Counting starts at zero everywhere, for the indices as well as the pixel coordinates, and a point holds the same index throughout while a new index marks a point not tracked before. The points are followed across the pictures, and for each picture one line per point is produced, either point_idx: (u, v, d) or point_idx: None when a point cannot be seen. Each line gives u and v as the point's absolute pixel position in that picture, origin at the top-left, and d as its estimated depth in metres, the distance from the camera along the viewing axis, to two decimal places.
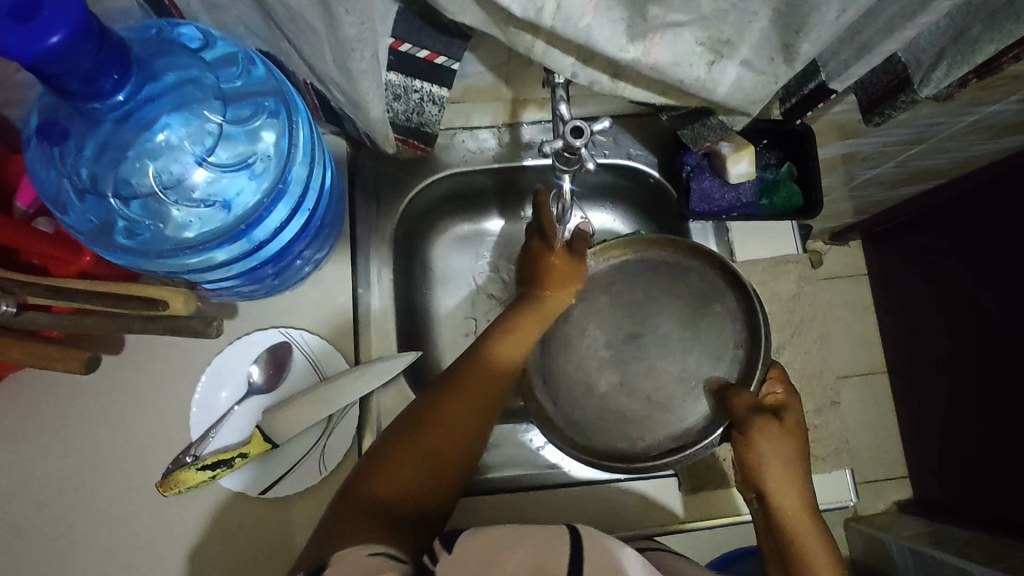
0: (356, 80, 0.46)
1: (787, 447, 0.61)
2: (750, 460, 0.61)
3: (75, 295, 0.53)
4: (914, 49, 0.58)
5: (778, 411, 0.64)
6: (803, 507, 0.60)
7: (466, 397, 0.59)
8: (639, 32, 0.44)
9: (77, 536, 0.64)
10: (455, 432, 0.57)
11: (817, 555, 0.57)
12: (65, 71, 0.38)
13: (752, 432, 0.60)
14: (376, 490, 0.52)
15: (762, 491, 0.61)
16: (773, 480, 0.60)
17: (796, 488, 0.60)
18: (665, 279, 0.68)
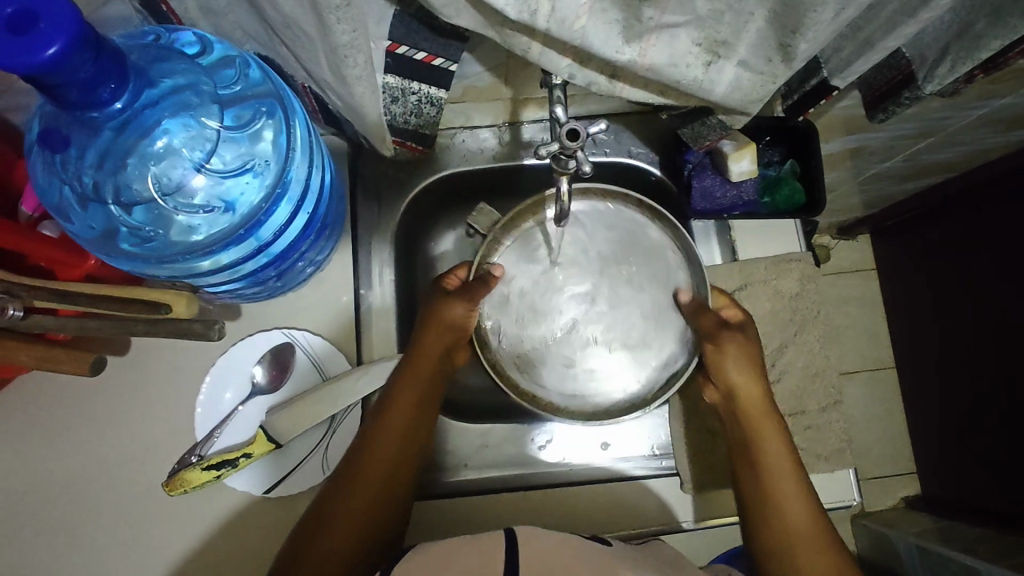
0: (351, 85, 0.46)
1: (749, 352, 0.64)
2: (719, 360, 0.64)
3: (78, 299, 0.54)
4: (918, 44, 0.57)
5: (739, 323, 0.67)
6: (764, 403, 0.64)
7: (399, 421, 0.62)
8: (635, 34, 0.44)
9: (87, 533, 0.65)
10: (390, 459, 0.60)
11: (774, 449, 0.62)
12: (64, 80, 0.38)
13: (721, 337, 0.64)
14: (326, 542, 0.57)
15: (731, 389, 0.64)
16: (740, 377, 0.63)
17: (759, 388, 0.64)
18: (613, 236, 0.70)
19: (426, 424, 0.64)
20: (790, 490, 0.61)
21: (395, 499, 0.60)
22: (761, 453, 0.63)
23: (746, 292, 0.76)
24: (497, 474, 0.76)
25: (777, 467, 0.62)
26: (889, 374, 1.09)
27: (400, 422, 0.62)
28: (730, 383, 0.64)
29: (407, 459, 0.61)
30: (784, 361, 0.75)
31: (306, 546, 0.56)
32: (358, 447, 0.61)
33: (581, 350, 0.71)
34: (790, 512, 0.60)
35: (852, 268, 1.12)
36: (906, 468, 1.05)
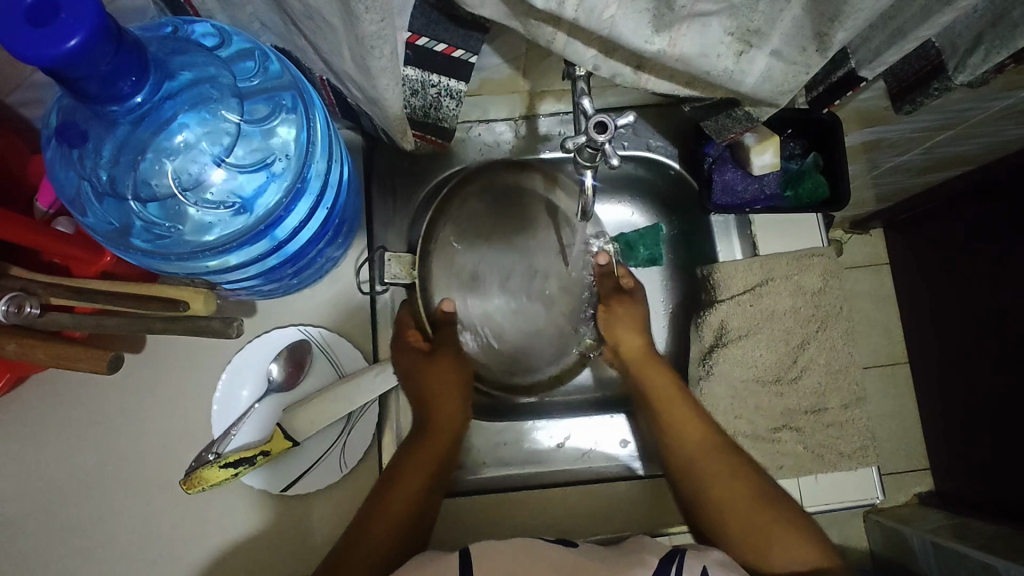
0: (375, 77, 0.44)
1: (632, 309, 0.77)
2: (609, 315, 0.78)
3: (94, 296, 0.54)
4: (950, 33, 0.56)
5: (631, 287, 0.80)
6: (645, 352, 0.75)
7: (442, 427, 0.67)
8: (666, 23, 0.42)
9: (103, 530, 0.65)
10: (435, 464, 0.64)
11: (659, 382, 0.71)
12: (85, 73, 0.37)
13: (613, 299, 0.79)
14: (378, 535, 0.57)
15: (619, 344, 0.77)
16: (622, 329, 0.77)
17: (641, 339, 0.76)
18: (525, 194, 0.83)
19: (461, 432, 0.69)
20: (679, 411, 0.68)
21: (436, 496, 0.63)
22: (648, 387, 0.72)
23: (767, 287, 0.74)
24: (516, 471, 0.75)
25: (662, 397, 0.70)
26: (904, 370, 1.08)
27: (438, 433, 0.66)
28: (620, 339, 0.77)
29: (446, 465, 0.65)
30: (805, 358, 0.74)
31: (359, 543, 0.57)
32: (406, 452, 0.64)
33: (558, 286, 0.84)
34: (681, 429, 0.67)
35: (865, 263, 1.11)
36: (920, 464, 1.05)
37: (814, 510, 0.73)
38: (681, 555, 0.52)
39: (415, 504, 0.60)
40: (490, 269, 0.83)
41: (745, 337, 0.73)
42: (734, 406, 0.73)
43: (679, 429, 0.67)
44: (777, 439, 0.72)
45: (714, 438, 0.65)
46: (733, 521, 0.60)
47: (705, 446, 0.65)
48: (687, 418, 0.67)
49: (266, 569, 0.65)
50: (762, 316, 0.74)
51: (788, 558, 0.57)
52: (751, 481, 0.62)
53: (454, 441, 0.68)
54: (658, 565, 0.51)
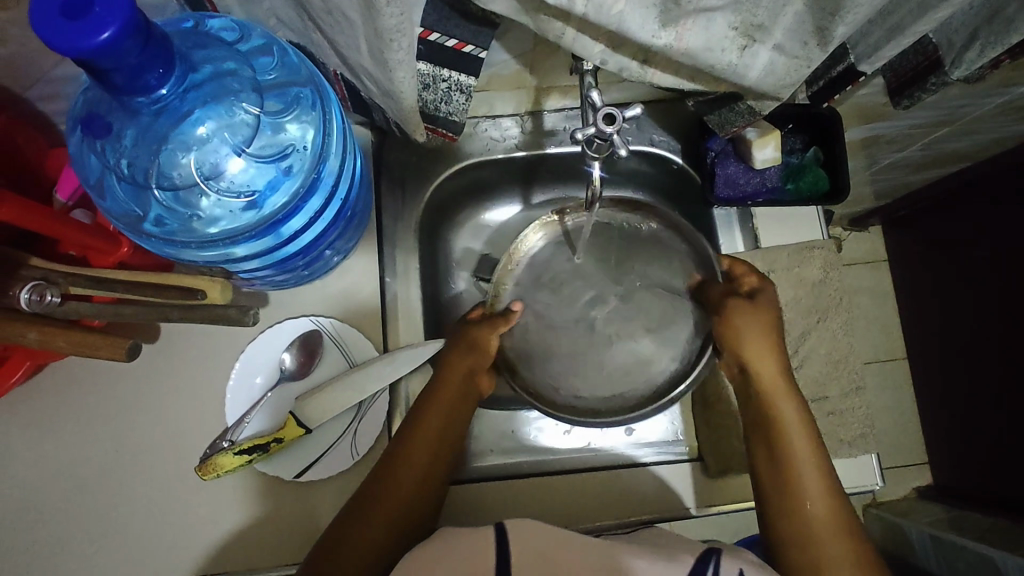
0: (391, 70, 0.46)
1: (764, 323, 0.63)
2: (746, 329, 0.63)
3: (114, 286, 0.56)
4: (946, 29, 0.57)
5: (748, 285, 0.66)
6: (783, 379, 0.63)
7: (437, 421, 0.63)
8: (672, 18, 0.44)
9: (118, 517, 0.66)
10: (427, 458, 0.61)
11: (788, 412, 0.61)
12: (113, 65, 0.39)
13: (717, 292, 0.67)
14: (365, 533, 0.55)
15: (747, 365, 0.63)
16: (750, 346, 0.62)
17: (772, 361, 0.63)
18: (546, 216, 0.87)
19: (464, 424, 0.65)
20: (804, 458, 0.59)
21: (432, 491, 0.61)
22: (776, 415, 0.61)
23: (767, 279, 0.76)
24: (523, 459, 0.78)
25: (792, 433, 0.60)
26: (902, 364, 1.09)
27: (431, 429, 0.62)
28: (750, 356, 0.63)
29: (439, 464, 0.61)
30: (806, 348, 0.75)
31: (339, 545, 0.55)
32: (400, 446, 0.61)
33: None
34: (806, 483, 0.58)
35: (863, 260, 1.13)
36: (919, 458, 1.06)
37: None
38: (717, 556, 0.49)
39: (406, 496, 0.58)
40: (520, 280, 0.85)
41: None
42: None
43: (801, 479, 0.58)
44: None
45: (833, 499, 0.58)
46: None
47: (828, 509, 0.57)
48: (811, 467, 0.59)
49: (278, 556, 0.67)
50: None
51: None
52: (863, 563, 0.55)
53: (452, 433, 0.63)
54: (694, 565, 0.48)
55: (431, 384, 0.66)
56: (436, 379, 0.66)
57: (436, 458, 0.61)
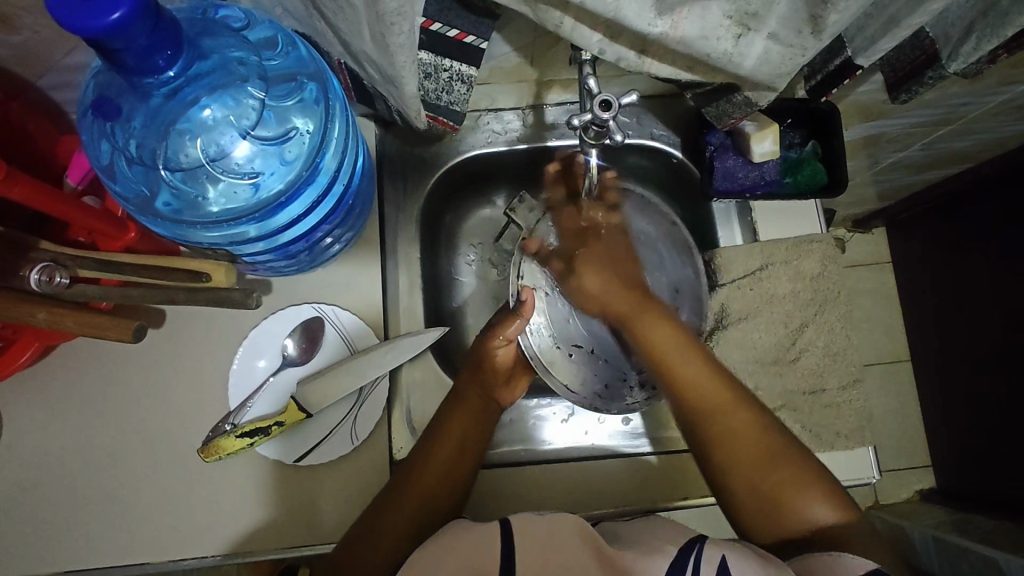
0: (393, 54, 0.47)
1: (594, 259, 0.73)
2: (598, 276, 0.72)
3: (122, 267, 0.57)
4: (942, 23, 0.58)
5: (599, 226, 0.76)
6: (611, 283, 0.72)
7: (456, 434, 0.66)
8: (668, 6, 0.45)
9: (122, 497, 0.68)
10: (456, 448, 0.66)
11: (662, 340, 0.66)
12: (123, 46, 0.40)
13: (562, 218, 0.77)
14: (398, 521, 0.60)
15: (597, 299, 0.72)
16: (594, 285, 0.72)
17: (598, 278, 0.72)
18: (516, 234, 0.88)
19: (488, 430, 0.69)
20: (677, 347, 0.65)
21: (465, 478, 0.65)
22: (648, 342, 0.67)
23: (767, 271, 0.76)
24: (516, 449, 0.77)
25: (659, 347, 0.66)
26: (904, 364, 1.09)
27: (450, 446, 0.66)
28: (618, 307, 0.71)
29: (457, 478, 0.64)
30: (804, 340, 0.76)
31: (372, 542, 0.59)
32: (432, 434, 0.66)
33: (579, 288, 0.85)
34: (681, 366, 0.64)
35: (865, 261, 1.12)
36: (921, 460, 1.06)
37: None
38: (700, 546, 0.53)
39: (443, 478, 0.64)
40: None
41: (744, 320, 0.76)
42: None
43: (664, 361, 0.65)
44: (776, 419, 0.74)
45: (732, 396, 0.62)
46: (732, 453, 0.60)
47: (732, 405, 0.62)
48: (669, 337, 0.66)
49: (281, 541, 0.68)
50: (761, 300, 0.76)
51: (800, 518, 0.57)
52: (758, 423, 0.61)
53: (469, 450, 0.67)
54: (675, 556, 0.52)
55: (449, 400, 0.70)
56: (452, 395, 0.70)
57: (462, 449, 0.66)
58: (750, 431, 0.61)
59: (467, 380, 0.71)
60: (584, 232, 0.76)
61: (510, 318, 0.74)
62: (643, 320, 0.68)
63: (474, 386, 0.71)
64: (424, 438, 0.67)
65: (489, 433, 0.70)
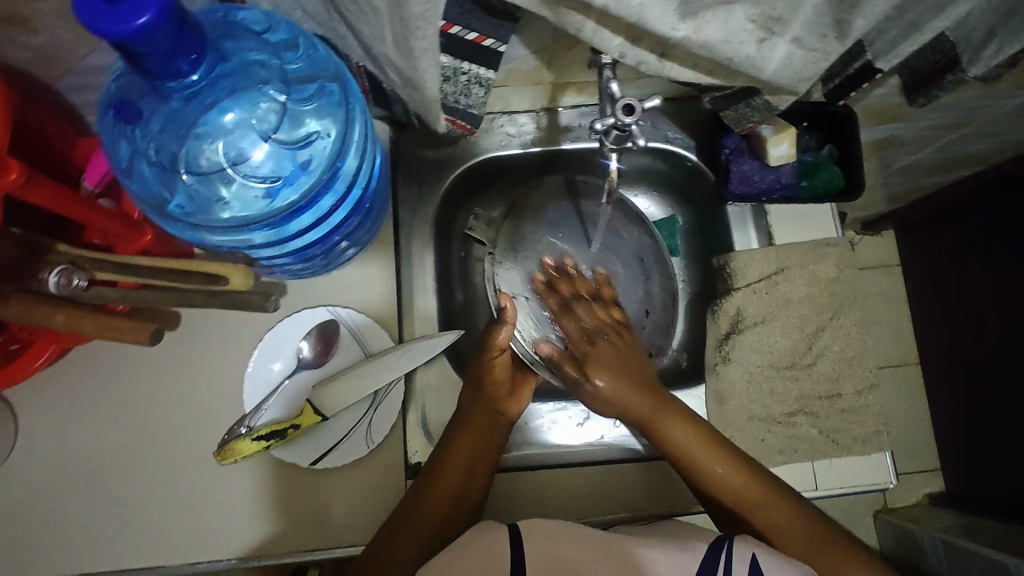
0: (416, 58, 0.47)
1: (610, 363, 0.70)
2: (613, 382, 0.68)
3: (139, 269, 0.57)
4: (964, 27, 0.56)
5: (604, 323, 0.76)
6: (627, 384, 0.68)
7: (470, 441, 0.67)
8: (691, 11, 0.44)
9: (136, 500, 0.68)
10: (471, 454, 0.67)
11: (688, 443, 0.65)
12: (147, 50, 0.40)
13: (564, 320, 0.77)
14: (419, 526, 0.62)
15: (614, 404, 0.68)
16: (612, 390, 0.68)
17: (614, 383, 0.68)
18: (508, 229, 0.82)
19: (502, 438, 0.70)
20: (707, 453, 0.64)
21: (480, 483, 0.66)
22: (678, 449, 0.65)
23: (784, 275, 0.76)
24: (532, 453, 0.76)
25: (692, 454, 0.64)
26: (914, 368, 1.09)
27: (465, 452, 0.67)
28: (635, 414, 0.68)
29: (474, 484, 0.66)
30: (820, 344, 0.75)
31: (393, 544, 0.61)
32: (449, 440, 0.67)
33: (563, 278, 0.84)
34: (716, 471, 0.63)
35: (877, 264, 1.12)
36: (931, 464, 1.05)
37: (829, 493, 0.73)
38: (731, 542, 0.55)
39: (459, 483, 0.65)
40: (553, 245, 0.81)
41: (760, 324, 0.75)
42: (750, 389, 0.74)
43: (696, 466, 0.64)
44: (792, 423, 0.74)
45: (761, 488, 0.63)
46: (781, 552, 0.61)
47: (768, 499, 0.63)
48: (696, 442, 0.65)
49: (293, 543, 0.68)
50: (778, 303, 0.76)
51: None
52: (795, 513, 0.62)
53: (485, 457, 0.68)
54: (706, 554, 0.54)
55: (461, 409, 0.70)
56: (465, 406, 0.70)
57: (478, 455, 0.67)
58: (793, 524, 0.61)
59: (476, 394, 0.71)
60: (589, 333, 0.75)
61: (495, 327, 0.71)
62: (670, 426, 0.66)
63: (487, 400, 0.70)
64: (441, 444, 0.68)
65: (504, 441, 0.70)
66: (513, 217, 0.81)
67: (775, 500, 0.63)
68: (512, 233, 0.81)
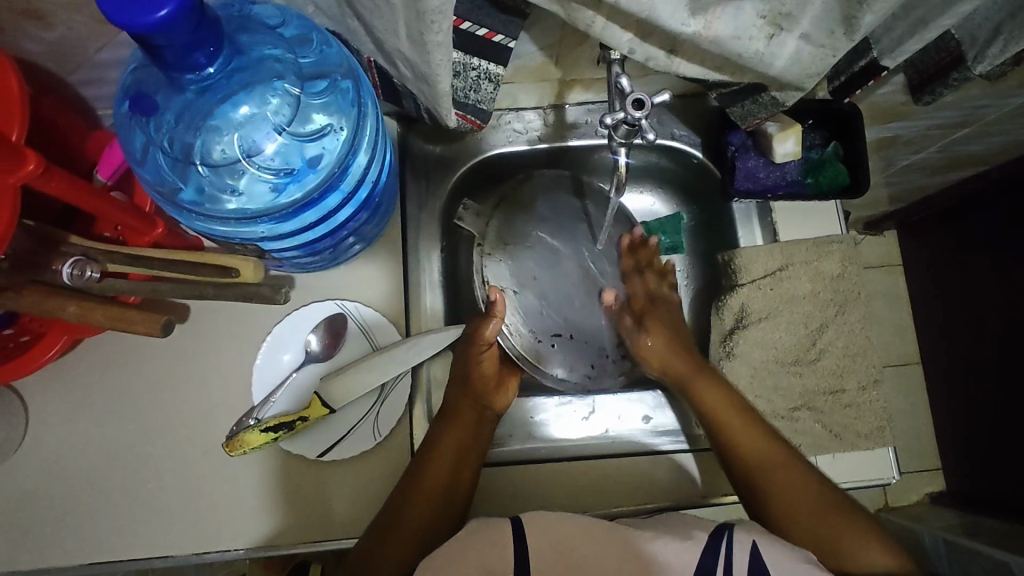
0: (429, 52, 0.47)
1: (663, 326, 0.79)
2: (664, 339, 0.77)
3: (152, 262, 0.58)
4: (969, 25, 0.57)
5: (666, 296, 0.83)
6: (672, 346, 0.76)
7: (456, 438, 0.68)
8: (702, 6, 0.45)
9: (144, 491, 0.68)
10: (457, 453, 0.67)
11: (715, 402, 0.69)
12: (166, 42, 0.41)
13: (631, 279, 0.85)
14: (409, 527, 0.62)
15: (662, 363, 0.76)
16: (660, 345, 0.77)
17: (663, 338, 0.77)
18: (504, 222, 0.83)
19: (485, 437, 0.71)
20: (733, 414, 0.68)
21: (467, 481, 0.67)
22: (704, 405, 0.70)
23: (787, 271, 0.76)
24: (540, 446, 0.77)
25: (719, 412, 0.69)
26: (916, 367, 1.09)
27: (450, 452, 0.67)
28: (676, 372, 0.75)
29: (459, 487, 0.66)
30: (824, 340, 0.76)
31: (387, 543, 0.60)
32: (434, 436, 0.68)
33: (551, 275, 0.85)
34: (742, 433, 0.67)
35: (879, 263, 1.12)
36: (932, 463, 1.06)
37: None
38: (730, 531, 0.57)
39: (446, 480, 0.65)
40: (543, 240, 0.85)
41: (764, 320, 0.76)
42: (753, 384, 0.75)
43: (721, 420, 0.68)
44: (795, 419, 0.74)
45: (782, 453, 0.66)
46: (793, 511, 0.63)
47: (784, 462, 0.66)
48: (723, 400, 0.69)
49: (300, 535, 0.68)
50: (782, 300, 0.76)
51: (857, 566, 0.58)
52: (813, 482, 0.64)
53: (469, 456, 0.68)
54: (706, 542, 0.56)
55: (445, 408, 0.71)
56: (448, 407, 0.71)
57: (464, 453, 0.68)
58: (804, 488, 0.64)
59: (459, 392, 0.72)
60: (652, 297, 0.83)
61: (484, 321, 0.74)
62: (702, 386, 0.71)
63: (469, 398, 0.72)
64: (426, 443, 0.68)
65: (487, 439, 0.71)
66: (506, 211, 0.84)
67: (795, 465, 0.66)
68: (502, 226, 0.83)
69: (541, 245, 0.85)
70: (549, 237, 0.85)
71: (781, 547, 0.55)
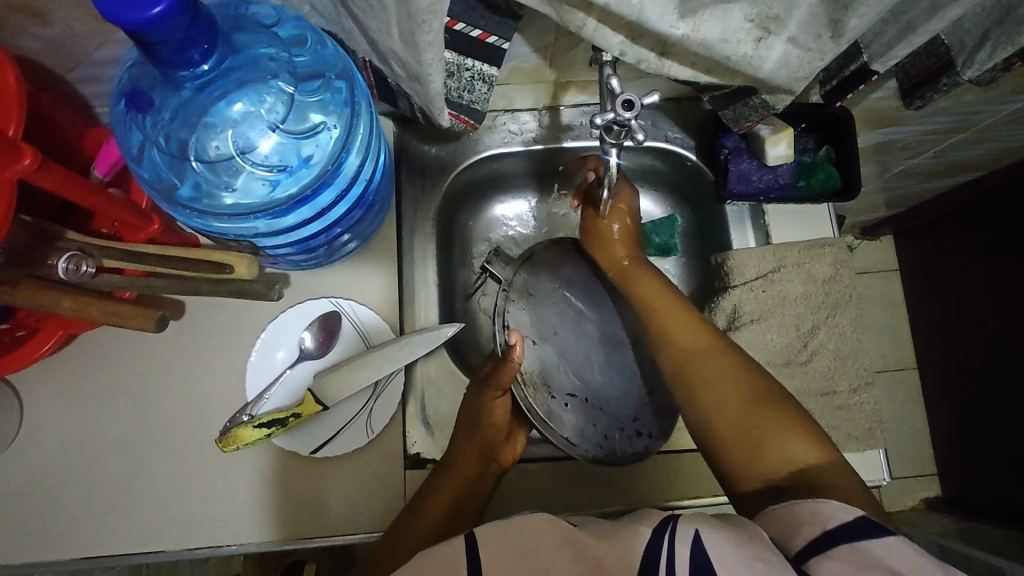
0: (421, 51, 0.48)
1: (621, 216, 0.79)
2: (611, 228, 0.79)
3: (145, 257, 0.58)
4: (958, 31, 0.57)
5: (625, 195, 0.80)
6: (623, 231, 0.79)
7: (456, 482, 0.67)
8: (690, 9, 0.45)
9: (138, 486, 0.68)
10: (455, 500, 0.66)
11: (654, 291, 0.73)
12: (160, 39, 0.41)
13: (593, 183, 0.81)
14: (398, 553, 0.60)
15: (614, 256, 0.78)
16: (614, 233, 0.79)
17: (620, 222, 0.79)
18: (534, 267, 0.80)
19: (487, 487, 0.69)
20: (669, 305, 0.71)
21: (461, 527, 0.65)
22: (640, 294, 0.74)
23: (779, 273, 0.77)
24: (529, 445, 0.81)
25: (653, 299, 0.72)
26: (911, 371, 1.09)
27: (448, 497, 0.65)
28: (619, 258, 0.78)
29: (461, 521, 0.65)
30: (815, 342, 0.76)
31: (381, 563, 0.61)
32: (436, 479, 0.67)
33: (574, 333, 0.80)
34: (677, 325, 0.69)
35: (875, 268, 1.13)
36: (928, 469, 1.06)
37: None
38: (673, 522, 0.48)
39: (441, 521, 0.63)
40: (567, 298, 0.81)
41: (755, 321, 0.76)
42: None
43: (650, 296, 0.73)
44: None
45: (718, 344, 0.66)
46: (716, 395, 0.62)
47: (712, 355, 0.65)
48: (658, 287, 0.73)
49: (291, 531, 0.69)
50: (773, 301, 0.77)
51: (780, 460, 0.57)
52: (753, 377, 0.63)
53: (467, 501, 0.67)
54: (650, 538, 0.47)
55: (449, 456, 0.69)
56: (452, 454, 0.69)
57: (462, 498, 0.66)
58: (732, 380, 0.63)
59: (463, 440, 0.70)
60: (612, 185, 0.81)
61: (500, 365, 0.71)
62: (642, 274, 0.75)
63: (474, 447, 0.69)
64: (426, 485, 0.68)
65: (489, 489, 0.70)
66: (530, 265, 0.80)
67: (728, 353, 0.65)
68: (527, 276, 0.79)
69: (563, 303, 0.81)
70: (573, 296, 0.81)
71: (728, 546, 0.45)
